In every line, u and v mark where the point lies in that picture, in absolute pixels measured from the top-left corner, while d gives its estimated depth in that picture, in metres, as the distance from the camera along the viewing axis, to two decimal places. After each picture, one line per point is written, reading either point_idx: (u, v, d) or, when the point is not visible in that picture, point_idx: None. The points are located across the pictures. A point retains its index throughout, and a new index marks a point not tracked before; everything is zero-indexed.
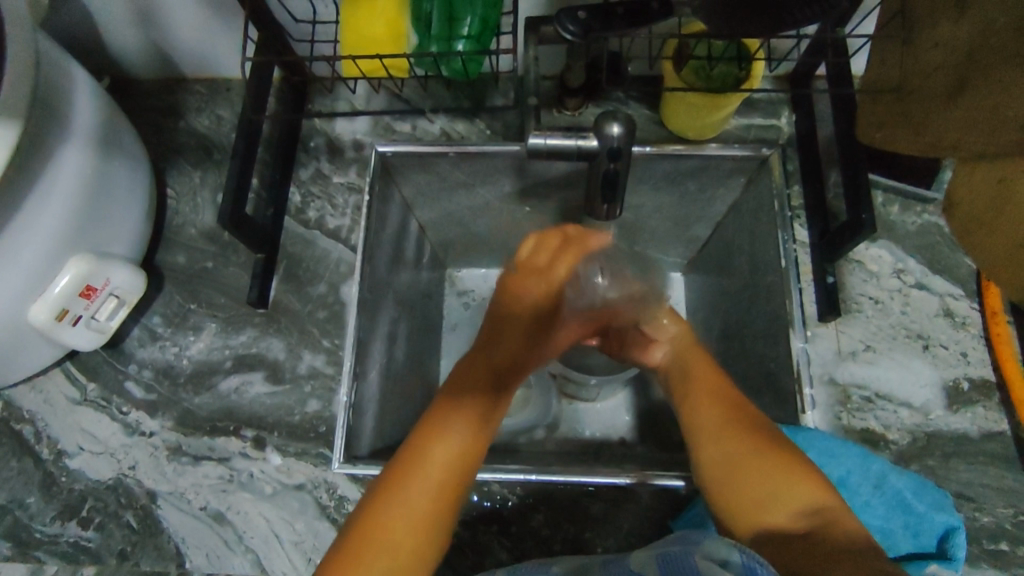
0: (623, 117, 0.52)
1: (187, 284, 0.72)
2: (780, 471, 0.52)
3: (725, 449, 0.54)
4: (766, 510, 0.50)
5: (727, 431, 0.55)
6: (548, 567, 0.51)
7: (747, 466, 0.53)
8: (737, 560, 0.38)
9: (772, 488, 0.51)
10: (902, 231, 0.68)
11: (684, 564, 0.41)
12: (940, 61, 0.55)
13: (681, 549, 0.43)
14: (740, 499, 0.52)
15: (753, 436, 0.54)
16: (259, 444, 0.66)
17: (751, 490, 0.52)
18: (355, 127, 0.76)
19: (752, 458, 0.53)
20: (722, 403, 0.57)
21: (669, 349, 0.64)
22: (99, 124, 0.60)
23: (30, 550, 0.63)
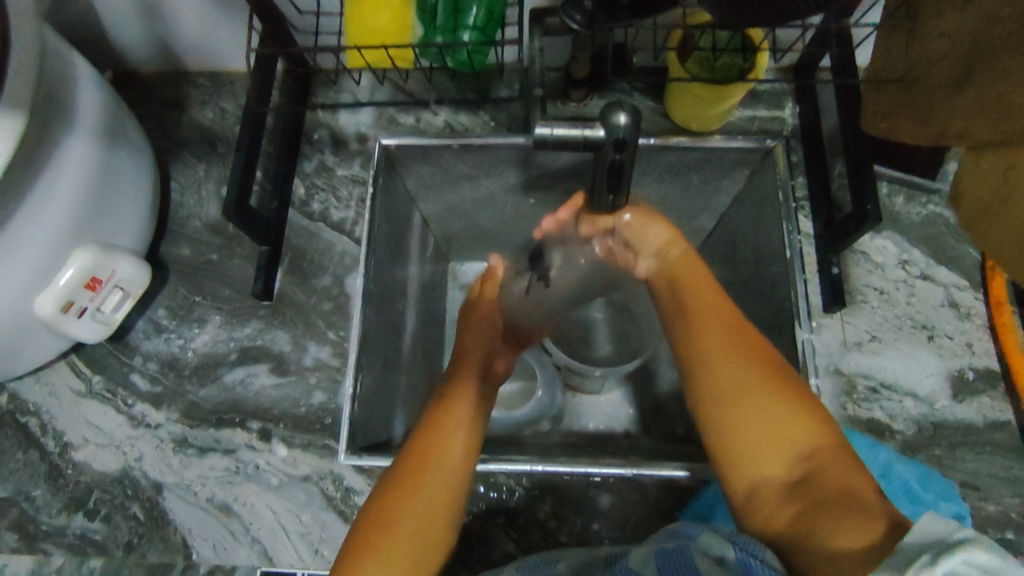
0: (630, 108, 0.51)
1: (191, 277, 0.72)
2: (780, 413, 0.48)
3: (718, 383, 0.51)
4: (764, 456, 0.47)
5: (723, 359, 0.51)
6: (549, 564, 0.51)
7: (744, 404, 0.49)
8: (732, 555, 0.41)
9: (767, 432, 0.47)
10: (907, 222, 0.68)
11: (678, 557, 0.42)
12: (945, 51, 0.55)
13: (673, 543, 0.44)
14: (735, 444, 0.48)
15: (750, 367, 0.50)
16: (264, 436, 0.66)
17: (745, 431, 0.48)
18: (359, 120, 0.76)
19: (748, 394, 0.49)
20: (715, 325, 0.53)
21: (655, 260, 0.63)
22: (104, 117, 0.60)
23: (37, 542, 0.64)
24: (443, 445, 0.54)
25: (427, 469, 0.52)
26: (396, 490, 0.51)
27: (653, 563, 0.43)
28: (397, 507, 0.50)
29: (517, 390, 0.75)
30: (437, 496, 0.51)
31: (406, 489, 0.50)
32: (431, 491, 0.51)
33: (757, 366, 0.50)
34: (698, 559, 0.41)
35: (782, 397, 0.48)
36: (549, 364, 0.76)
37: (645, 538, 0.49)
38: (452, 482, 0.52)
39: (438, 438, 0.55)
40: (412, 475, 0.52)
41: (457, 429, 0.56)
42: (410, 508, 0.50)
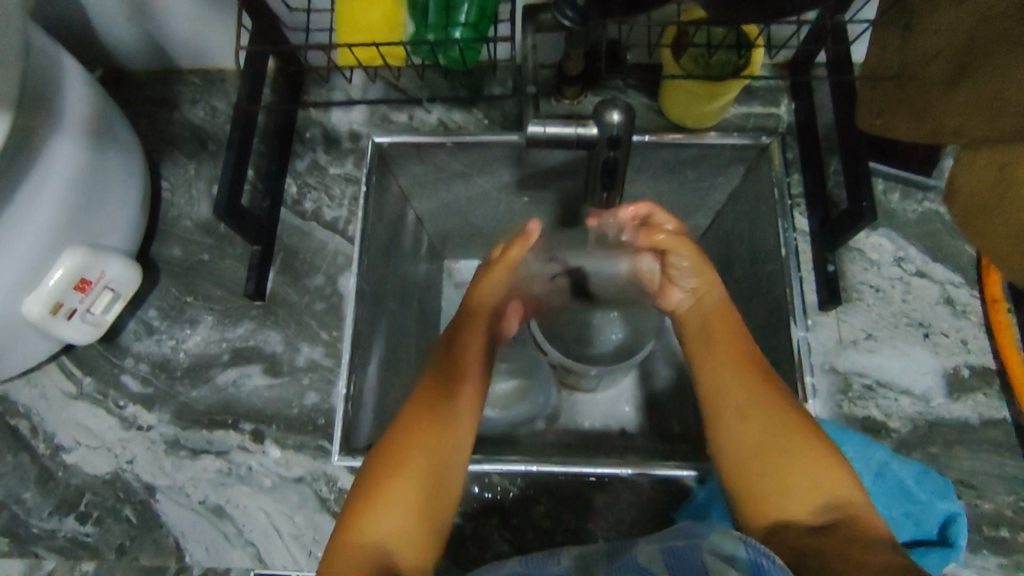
0: (623, 105, 0.51)
1: (183, 277, 0.72)
2: (807, 462, 0.50)
3: (746, 429, 0.53)
4: (790, 499, 0.49)
5: (752, 407, 0.54)
6: (553, 558, 0.50)
7: (773, 452, 0.51)
8: (743, 554, 0.39)
9: (795, 477, 0.50)
10: (903, 219, 0.68)
11: (688, 560, 0.41)
12: (940, 48, 0.54)
13: (685, 542, 0.43)
14: (761, 485, 0.51)
15: (780, 418, 0.53)
16: (257, 437, 0.65)
17: (771, 474, 0.51)
18: (352, 118, 0.75)
19: (779, 441, 0.52)
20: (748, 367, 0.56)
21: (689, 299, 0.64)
22: (93, 116, 0.60)
23: (27, 545, 0.63)
24: (450, 407, 0.57)
25: (437, 429, 0.55)
26: (405, 443, 0.54)
27: (661, 563, 0.42)
28: (406, 454, 0.53)
29: (512, 389, 0.74)
30: (440, 455, 0.54)
31: (406, 457, 0.53)
32: (437, 452, 0.54)
33: (787, 417, 0.53)
34: (708, 560, 0.40)
35: (809, 446, 0.51)
36: (544, 363, 0.75)
37: (658, 535, 0.48)
38: (456, 447, 0.56)
39: (447, 399, 0.58)
40: (422, 429, 0.55)
41: (466, 398, 0.59)
42: (417, 460, 0.53)
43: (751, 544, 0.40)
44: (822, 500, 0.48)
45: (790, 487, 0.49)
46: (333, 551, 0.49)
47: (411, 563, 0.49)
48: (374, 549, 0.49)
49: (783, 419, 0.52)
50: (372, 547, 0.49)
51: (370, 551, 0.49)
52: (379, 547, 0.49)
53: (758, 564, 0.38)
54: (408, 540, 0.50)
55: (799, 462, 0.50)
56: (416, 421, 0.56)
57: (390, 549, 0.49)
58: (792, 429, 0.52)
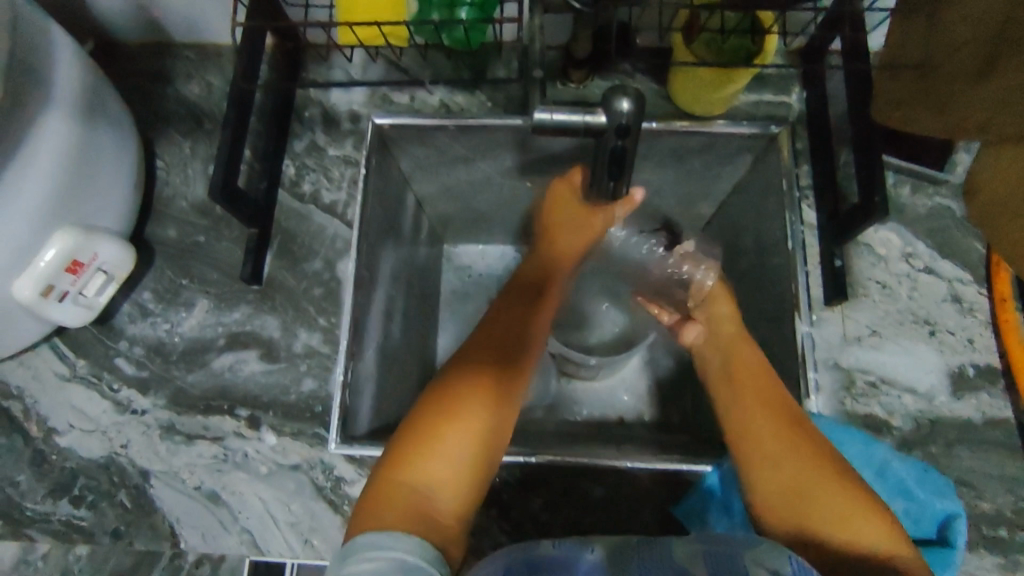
0: (633, 93, 0.50)
1: (178, 259, 0.70)
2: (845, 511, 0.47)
3: (772, 457, 0.51)
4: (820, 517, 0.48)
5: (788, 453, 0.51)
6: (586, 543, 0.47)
7: (810, 501, 0.48)
8: (789, 571, 0.39)
9: (821, 504, 0.48)
10: (912, 214, 0.67)
11: (728, 560, 0.41)
12: (968, 36, 0.52)
13: (719, 545, 0.43)
14: (796, 516, 0.48)
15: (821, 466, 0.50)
16: (253, 423, 0.65)
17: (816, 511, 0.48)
18: (352, 98, 0.73)
19: (811, 484, 0.49)
20: (760, 387, 0.55)
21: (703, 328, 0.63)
22: (84, 92, 0.58)
23: (22, 528, 0.63)
24: (515, 357, 0.55)
25: (496, 381, 0.53)
26: (469, 386, 0.51)
27: (702, 565, 0.41)
28: (468, 397, 0.51)
29: None
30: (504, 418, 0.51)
31: (473, 392, 0.51)
32: (501, 397, 0.52)
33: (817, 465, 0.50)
34: (750, 565, 0.40)
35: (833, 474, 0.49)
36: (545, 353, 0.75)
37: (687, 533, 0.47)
38: (517, 395, 0.54)
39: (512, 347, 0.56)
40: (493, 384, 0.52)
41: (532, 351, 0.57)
42: (480, 401, 0.51)
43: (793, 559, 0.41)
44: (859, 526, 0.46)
45: (833, 513, 0.47)
46: (376, 486, 0.47)
47: (450, 516, 0.46)
48: (419, 491, 0.46)
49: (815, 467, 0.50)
50: (417, 488, 0.46)
51: (413, 493, 0.46)
52: (426, 488, 0.46)
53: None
54: (452, 490, 0.47)
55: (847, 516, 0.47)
56: (477, 370, 0.53)
57: (434, 498, 0.46)
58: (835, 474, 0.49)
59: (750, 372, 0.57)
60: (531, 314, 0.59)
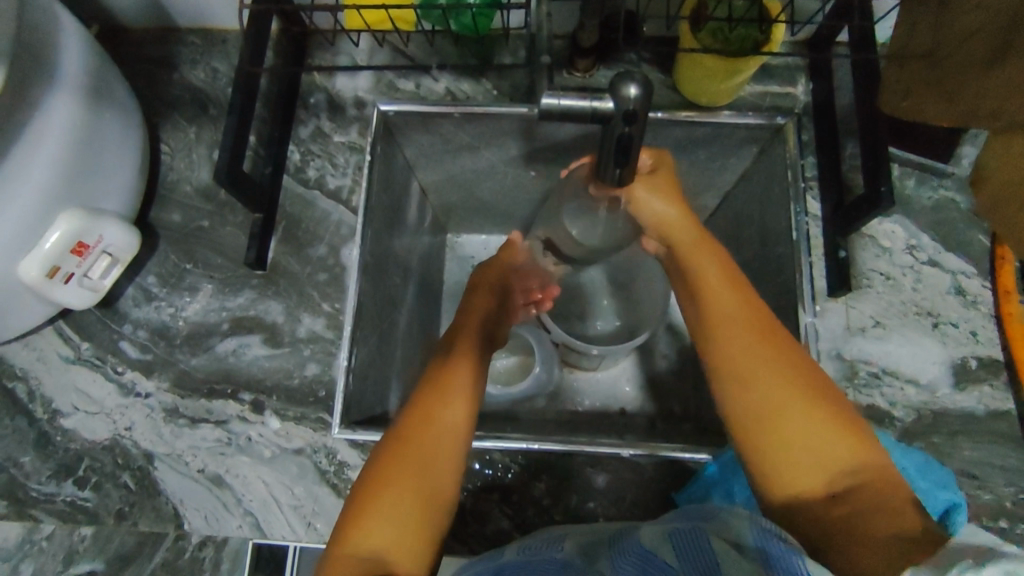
0: (641, 79, 0.49)
1: (182, 243, 0.70)
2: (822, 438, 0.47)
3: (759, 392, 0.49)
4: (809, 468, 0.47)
5: (770, 380, 0.50)
6: (557, 543, 0.50)
7: (786, 425, 0.48)
8: (749, 540, 0.39)
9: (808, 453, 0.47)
10: (917, 206, 0.67)
11: (696, 540, 0.41)
12: (980, 24, 0.52)
13: (692, 524, 0.43)
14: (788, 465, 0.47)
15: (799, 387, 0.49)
16: (257, 408, 0.65)
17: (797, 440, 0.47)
18: (357, 84, 0.73)
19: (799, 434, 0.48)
20: (736, 322, 0.53)
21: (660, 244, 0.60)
22: (90, 73, 0.58)
23: (26, 509, 0.63)
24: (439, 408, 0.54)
25: (422, 441, 0.52)
26: (390, 459, 0.51)
27: (668, 544, 0.42)
28: (394, 466, 0.50)
29: (513, 364, 0.76)
30: (433, 453, 0.51)
31: (398, 450, 0.51)
32: (425, 448, 0.51)
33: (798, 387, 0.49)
34: (713, 542, 0.40)
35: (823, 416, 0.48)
36: (548, 341, 0.75)
37: (672, 516, 0.48)
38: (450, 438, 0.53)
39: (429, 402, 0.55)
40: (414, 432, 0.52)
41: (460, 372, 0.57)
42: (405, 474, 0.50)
43: (756, 524, 0.39)
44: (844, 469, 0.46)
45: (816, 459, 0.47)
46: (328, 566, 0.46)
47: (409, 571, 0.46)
48: (368, 561, 0.46)
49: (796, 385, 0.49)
50: (366, 558, 0.46)
51: (365, 562, 0.45)
52: (372, 558, 0.46)
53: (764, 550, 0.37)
54: (406, 553, 0.47)
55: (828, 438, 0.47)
56: (399, 437, 0.52)
57: (386, 561, 0.46)
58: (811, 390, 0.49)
59: (723, 288, 0.55)
60: (447, 372, 0.57)
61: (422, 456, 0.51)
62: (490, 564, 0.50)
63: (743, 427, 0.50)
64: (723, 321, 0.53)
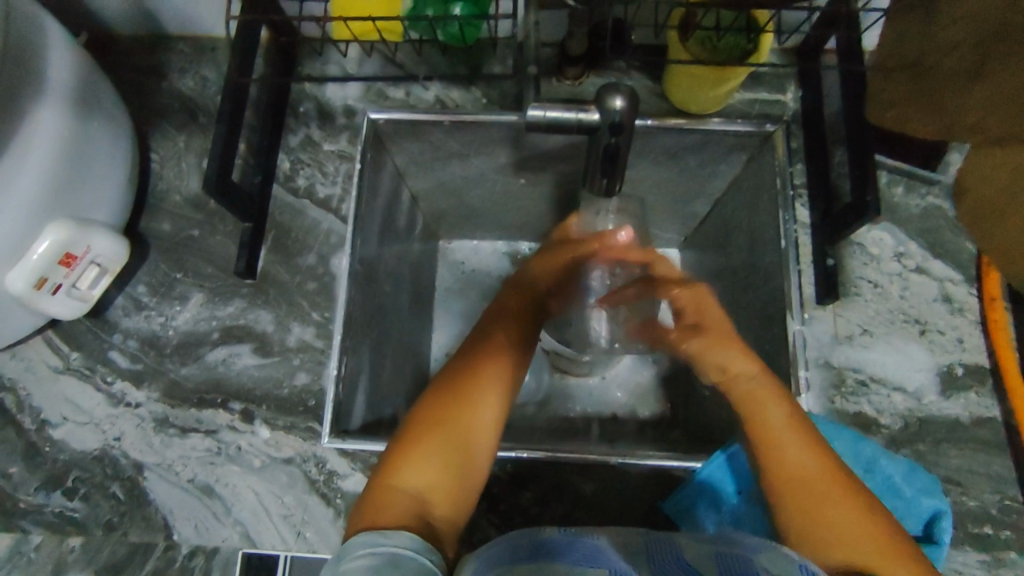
0: (627, 90, 0.50)
1: (172, 252, 0.70)
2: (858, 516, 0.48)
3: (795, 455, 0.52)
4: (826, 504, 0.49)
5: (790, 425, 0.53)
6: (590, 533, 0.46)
7: (821, 501, 0.49)
8: None
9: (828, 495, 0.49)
10: (905, 214, 0.67)
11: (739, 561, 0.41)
12: (961, 37, 0.53)
13: (731, 548, 0.43)
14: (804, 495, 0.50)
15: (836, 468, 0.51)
16: (247, 417, 0.65)
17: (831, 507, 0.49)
18: (347, 92, 0.73)
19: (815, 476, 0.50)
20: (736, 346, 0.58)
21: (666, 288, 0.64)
22: (78, 84, 0.58)
23: (16, 520, 0.63)
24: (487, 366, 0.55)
25: (471, 396, 0.53)
26: (444, 403, 0.53)
27: (710, 561, 0.41)
28: (444, 413, 0.52)
29: None
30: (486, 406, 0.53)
31: (455, 397, 0.53)
32: (472, 399, 0.53)
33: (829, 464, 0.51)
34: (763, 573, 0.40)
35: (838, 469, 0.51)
36: (538, 349, 0.75)
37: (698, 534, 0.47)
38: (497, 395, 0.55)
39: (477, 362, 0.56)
40: (469, 381, 0.54)
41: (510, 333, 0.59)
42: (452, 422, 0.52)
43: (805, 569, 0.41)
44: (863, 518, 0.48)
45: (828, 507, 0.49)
46: (370, 495, 0.48)
47: (444, 513, 0.48)
48: (408, 497, 0.48)
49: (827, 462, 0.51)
50: (408, 494, 0.48)
51: (406, 499, 0.47)
52: (415, 496, 0.48)
53: None
54: (440, 497, 0.49)
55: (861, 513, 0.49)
56: (449, 390, 0.54)
57: (425, 500, 0.48)
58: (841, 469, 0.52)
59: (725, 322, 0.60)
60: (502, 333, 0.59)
61: (472, 407, 0.53)
62: (524, 538, 0.45)
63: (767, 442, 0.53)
64: (756, 391, 0.55)
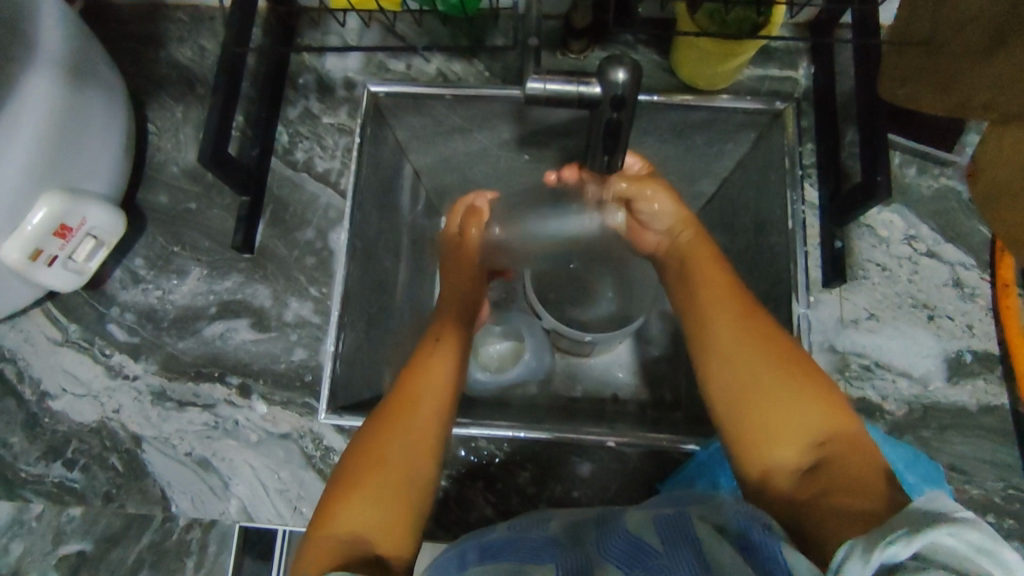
0: (630, 63, 0.47)
1: (169, 225, 0.70)
2: (800, 416, 0.48)
3: (736, 382, 0.51)
4: (778, 445, 0.48)
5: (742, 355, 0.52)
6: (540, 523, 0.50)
7: (780, 420, 0.48)
8: (734, 525, 0.40)
9: (781, 424, 0.48)
10: (918, 195, 0.65)
11: (679, 523, 0.43)
12: (976, 12, 0.51)
13: (675, 510, 0.45)
14: (760, 446, 0.49)
15: (789, 385, 0.50)
16: (244, 392, 0.65)
17: (768, 423, 0.49)
18: (346, 64, 0.71)
19: (764, 395, 0.50)
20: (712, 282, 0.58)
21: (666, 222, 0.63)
22: (72, 51, 0.57)
23: (15, 489, 0.63)
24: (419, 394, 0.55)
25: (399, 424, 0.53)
26: (374, 434, 0.53)
27: (652, 529, 0.43)
28: (380, 443, 0.52)
29: (507, 350, 0.73)
30: (415, 424, 0.53)
31: (384, 427, 0.53)
32: (406, 424, 0.53)
33: (772, 366, 0.51)
34: (698, 527, 0.41)
35: (799, 387, 0.50)
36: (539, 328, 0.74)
37: (651, 503, 0.49)
38: (427, 417, 0.54)
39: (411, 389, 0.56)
40: (397, 412, 0.54)
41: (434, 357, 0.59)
42: (384, 457, 0.51)
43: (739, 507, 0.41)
44: (810, 441, 0.47)
45: (783, 438, 0.48)
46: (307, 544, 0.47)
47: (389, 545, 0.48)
48: (346, 540, 0.47)
49: (766, 363, 0.51)
50: (341, 536, 0.47)
51: (340, 539, 0.47)
52: (350, 538, 0.47)
53: (746, 535, 0.39)
54: (381, 526, 0.48)
55: (797, 412, 0.48)
56: (388, 419, 0.54)
57: (362, 533, 0.47)
58: (803, 384, 0.50)
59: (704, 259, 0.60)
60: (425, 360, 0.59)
61: (397, 423, 0.53)
62: (471, 548, 0.48)
63: (721, 393, 0.52)
64: (715, 333, 0.55)
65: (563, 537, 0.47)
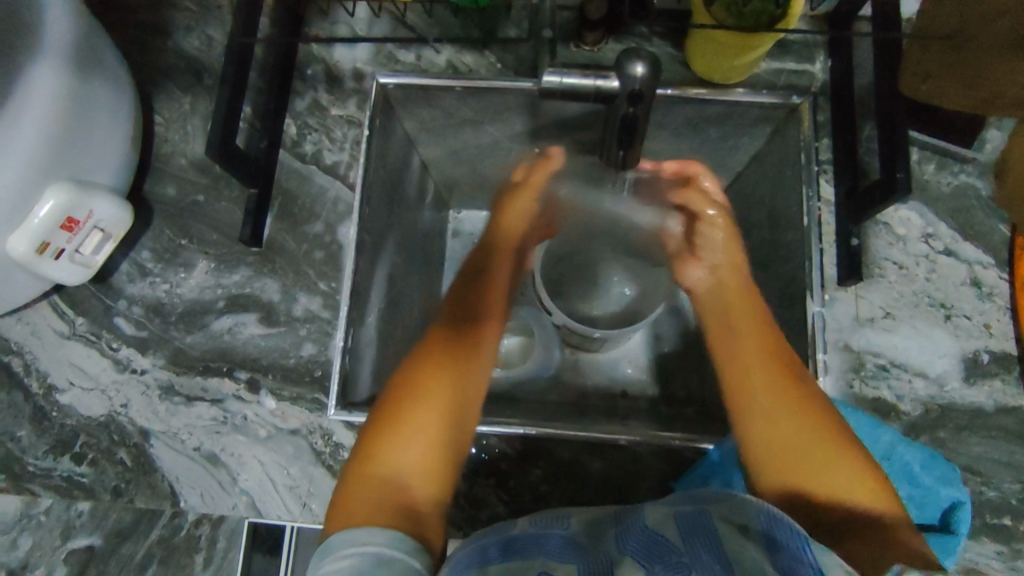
0: (648, 57, 0.47)
1: (177, 218, 0.69)
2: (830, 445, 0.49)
3: (769, 396, 0.53)
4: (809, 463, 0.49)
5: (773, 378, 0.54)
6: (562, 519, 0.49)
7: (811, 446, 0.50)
8: (757, 526, 0.40)
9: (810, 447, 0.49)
10: (936, 192, 0.64)
11: (699, 521, 0.42)
12: (1006, 7, 0.51)
13: (694, 506, 0.44)
14: (787, 462, 0.49)
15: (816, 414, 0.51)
16: (253, 387, 0.64)
17: (798, 447, 0.50)
18: (355, 55, 0.70)
19: (795, 418, 0.51)
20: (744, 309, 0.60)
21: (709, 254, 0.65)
22: (78, 41, 0.56)
23: (23, 483, 0.63)
24: (472, 349, 0.56)
25: (457, 365, 0.54)
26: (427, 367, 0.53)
27: (672, 526, 0.42)
28: (432, 376, 0.52)
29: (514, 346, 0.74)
30: (467, 376, 0.54)
31: (437, 365, 0.54)
32: (460, 371, 0.54)
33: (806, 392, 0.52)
34: (720, 525, 0.41)
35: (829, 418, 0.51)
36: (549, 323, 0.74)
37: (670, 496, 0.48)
38: (477, 377, 0.55)
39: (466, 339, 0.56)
40: (453, 352, 0.55)
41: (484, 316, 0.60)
42: (438, 397, 0.52)
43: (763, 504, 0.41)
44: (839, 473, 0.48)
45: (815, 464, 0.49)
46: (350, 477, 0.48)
47: (430, 490, 0.48)
48: (393, 482, 0.48)
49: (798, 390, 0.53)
50: (391, 474, 0.48)
51: (388, 481, 0.48)
52: (396, 478, 0.48)
53: (771, 535, 0.38)
54: (427, 473, 0.49)
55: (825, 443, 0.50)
56: (441, 354, 0.54)
57: (407, 478, 0.48)
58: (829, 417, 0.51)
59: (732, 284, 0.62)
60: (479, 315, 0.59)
61: (452, 367, 0.54)
62: (494, 543, 0.47)
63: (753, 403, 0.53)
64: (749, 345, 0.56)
65: (583, 536, 0.46)
